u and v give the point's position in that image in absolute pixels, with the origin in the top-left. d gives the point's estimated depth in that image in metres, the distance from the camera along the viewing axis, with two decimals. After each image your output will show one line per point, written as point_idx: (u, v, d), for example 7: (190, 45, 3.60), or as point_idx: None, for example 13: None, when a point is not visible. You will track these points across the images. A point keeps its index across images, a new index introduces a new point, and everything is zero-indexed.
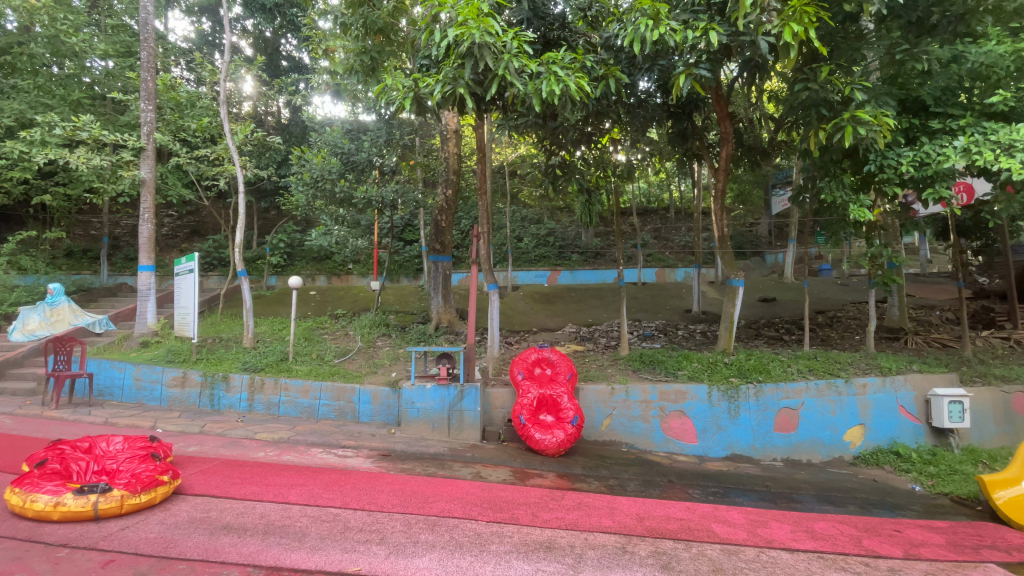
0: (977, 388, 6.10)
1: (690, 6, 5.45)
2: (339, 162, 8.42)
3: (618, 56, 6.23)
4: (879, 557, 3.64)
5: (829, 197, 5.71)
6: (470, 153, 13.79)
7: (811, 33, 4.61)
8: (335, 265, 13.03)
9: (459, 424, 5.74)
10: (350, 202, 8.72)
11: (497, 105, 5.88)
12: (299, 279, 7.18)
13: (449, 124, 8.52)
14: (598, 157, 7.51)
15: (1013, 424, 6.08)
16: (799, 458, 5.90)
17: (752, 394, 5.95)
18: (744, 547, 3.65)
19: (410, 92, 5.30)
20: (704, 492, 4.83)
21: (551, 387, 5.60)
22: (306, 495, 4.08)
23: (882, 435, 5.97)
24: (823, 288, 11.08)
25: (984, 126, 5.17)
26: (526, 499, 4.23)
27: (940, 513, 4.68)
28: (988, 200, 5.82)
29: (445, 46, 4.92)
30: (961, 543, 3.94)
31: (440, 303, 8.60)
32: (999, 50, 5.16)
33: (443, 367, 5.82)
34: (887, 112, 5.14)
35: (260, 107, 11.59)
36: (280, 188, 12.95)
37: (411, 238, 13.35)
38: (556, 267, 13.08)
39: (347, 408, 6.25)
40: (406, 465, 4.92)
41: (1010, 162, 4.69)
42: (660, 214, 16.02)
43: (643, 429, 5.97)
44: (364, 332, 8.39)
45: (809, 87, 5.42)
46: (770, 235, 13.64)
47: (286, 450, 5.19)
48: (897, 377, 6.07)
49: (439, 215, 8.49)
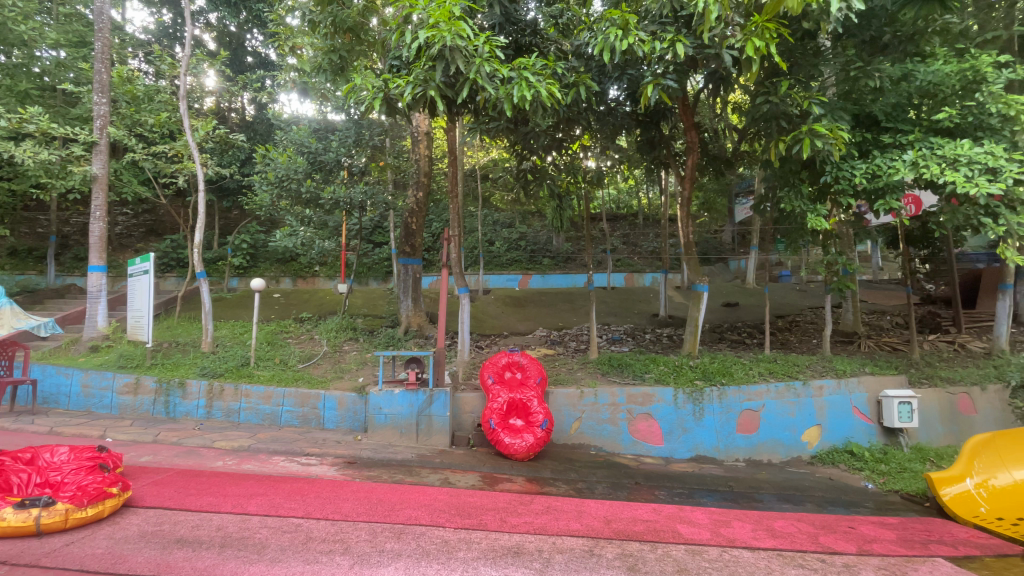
0: (925, 390, 6.43)
1: (657, 18, 5.57)
2: (305, 162, 8.22)
3: (589, 65, 6.23)
4: (835, 554, 3.78)
5: (788, 207, 5.97)
6: (441, 155, 13.74)
7: (771, 48, 4.76)
8: (301, 267, 12.74)
9: (427, 430, 5.66)
10: (316, 203, 8.50)
11: (469, 108, 5.85)
12: (261, 282, 6.92)
13: (420, 126, 8.42)
14: (568, 163, 7.63)
15: (958, 424, 6.43)
16: (759, 458, 6.09)
17: (715, 396, 6.11)
18: (708, 547, 3.73)
19: (380, 92, 5.27)
20: (670, 493, 4.91)
21: (522, 391, 5.59)
22: (266, 505, 3.94)
23: (838, 435, 6.22)
24: (782, 293, 11.50)
25: (931, 141, 5.46)
26: (494, 504, 4.21)
27: (891, 509, 4.90)
28: (933, 211, 6.17)
29: (416, 47, 4.85)
30: (911, 538, 4.13)
31: (409, 306, 8.48)
32: (946, 70, 5.51)
33: (412, 372, 5.74)
34: (842, 126, 5.35)
35: (223, 103, 11.22)
36: (243, 188, 12.56)
37: (381, 240, 13.17)
38: (527, 271, 13.14)
39: (311, 414, 6.08)
40: (372, 472, 4.81)
41: (954, 176, 4.98)
42: (629, 219, 16.34)
43: (611, 431, 6.05)
44: (330, 336, 8.20)
45: (770, 100, 5.61)
46: (733, 243, 14.11)
47: (246, 458, 5.01)
48: (852, 379, 6.35)
49: (408, 217, 8.33)
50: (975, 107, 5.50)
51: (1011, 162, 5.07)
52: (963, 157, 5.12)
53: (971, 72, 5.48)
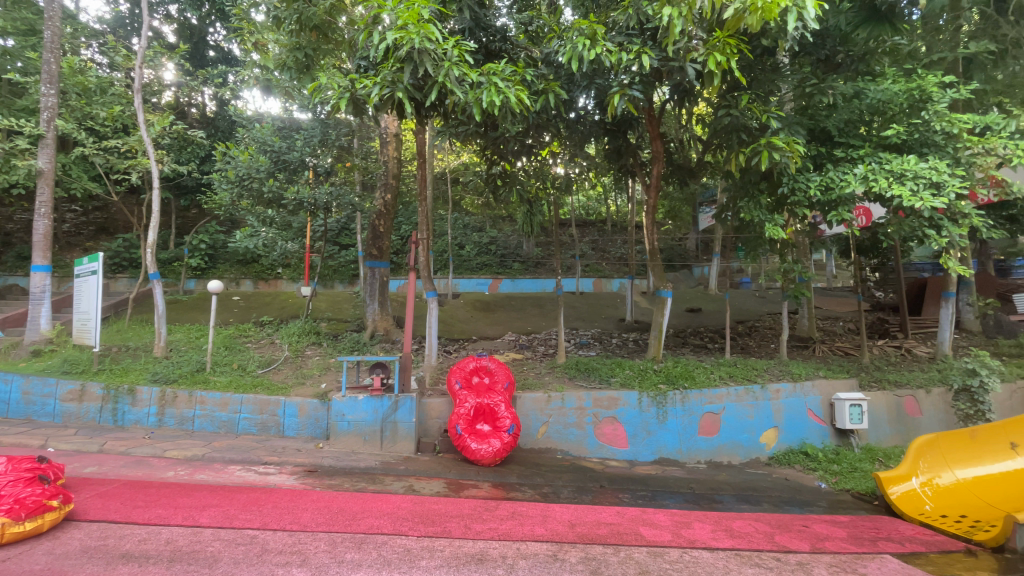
0: (874, 392, 6.75)
1: (624, 29, 5.67)
2: (268, 161, 7.98)
3: (558, 72, 6.29)
4: (789, 552, 3.91)
5: (748, 216, 6.17)
6: (410, 157, 13.61)
7: (731, 63, 4.93)
8: (262, 269, 12.38)
9: (392, 436, 5.57)
10: (279, 203, 8.28)
11: (438, 111, 5.82)
12: (220, 284, 6.66)
13: (389, 128, 8.32)
14: (537, 169, 7.69)
15: (904, 425, 6.75)
16: (720, 459, 6.25)
17: (678, 400, 6.24)
18: (669, 548, 3.79)
19: (346, 92, 5.19)
20: (634, 496, 4.98)
21: (489, 396, 5.56)
22: (219, 516, 3.78)
23: (794, 436, 6.45)
24: (742, 299, 11.90)
25: (880, 157, 5.74)
26: (459, 511, 4.17)
27: (843, 508, 5.10)
28: (882, 223, 6.49)
29: (383, 48, 4.79)
30: (860, 536, 4.32)
31: (376, 310, 8.32)
32: (894, 89, 5.80)
33: (376, 377, 5.65)
34: (798, 140, 5.58)
35: (181, 97, 10.79)
36: (202, 186, 12.13)
37: (348, 243, 12.95)
38: (497, 276, 13.15)
39: (270, 421, 5.88)
40: (333, 481, 4.69)
41: (901, 190, 5.25)
42: (598, 226, 16.59)
43: (577, 435, 6.10)
44: (292, 340, 7.98)
45: (731, 113, 5.81)
46: (697, 250, 14.52)
47: (199, 468, 4.80)
48: (806, 382, 6.61)
49: (376, 219, 8.20)
50: (921, 125, 5.82)
51: (953, 177, 5.38)
52: (909, 173, 5.40)
53: (918, 91, 5.80)
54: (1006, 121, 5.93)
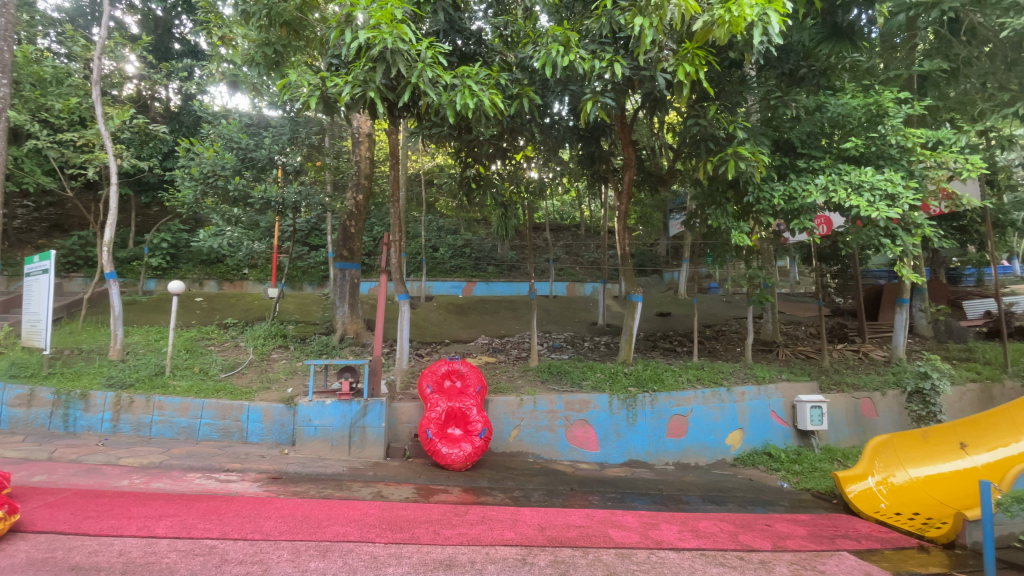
0: (833, 395, 7.00)
1: (597, 38, 5.74)
2: (235, 158, 7.78)
3: (533, 78, 6.34)
4: (753, 551, 4.01)
5: (715, 223, 6.35)
6: (384, 157, 13.48)
7: (700, 74, 5.06)
8: (228, 269, 12.04)
9: (361, 441, 5.47)
10: (246, 202, 8.08)
11: (411, 112, 5.78)
12: (181, 285, 6.42)
13: (361, 127, 8.22)
14: (512, 173, 7.74)
15: (862, 426, 7.01)
16: (687, 461, 6.37)
17: (648, 402, 6.33)
18: (637, 549, 3.84)
19: (317, 90, 5.11)
20: (604, 498, 5.03)
21: (460, 400, 5.52)
22: (176, 526, 3.64)
23: (758, 437, 6.63)
24: (710, 304, 12.21)
25: (839, 168, 5.96)
26: (428, 516, 4.12)
27: (804, 507, 5.26)
28: (841, 231, 6.73)
29: (355, 47, 4.73)
30: (819, 534, 4.47)
31: (346, 313, 8.18)
32: (852, 104, 6.03)
33: (345, 381, 5.54)
34: (763, 151, 5.77)
35: (144, 91, 10.41)
36: (165, 183, 11.73)
37: (318, 244, 12.75)
38: (471, 279, 13.15)
39: (233, 427, 5.70)
40: (299, 487, 4.57)
41: (859, 201, 5.48)
42: (572, 230, 16.76)
43: (549, 438, 6.12)
44: (257, 343, 7.77)
45: (700, 123, 5.97)
46: (668, 255, 14.83)
47: (156, 476, 4.61)
48: (770, 385, 6.81)
49: (347, 220, 8.07)
50: (877, 139, 6.07)
51: (906, 190, 5.64)
52: (866, 184, 5.63)
53: (875, 106, 6.00)
54: (956, 136, 6.22)
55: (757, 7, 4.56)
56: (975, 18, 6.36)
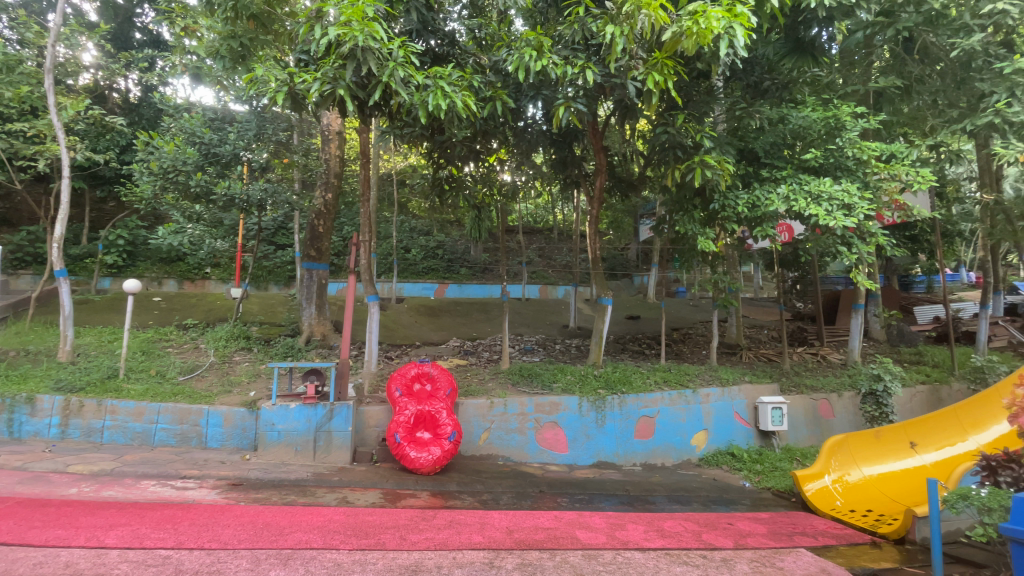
0: (793, 396, 7.26)
1: (570, 44, 5.82)
2: (197, 153, 7.54)
3: (506, 81, 6.38)
4: (715, 549, 4.11)
5: (682, 229, 6.51)
6: (355, 156, 13.30)
7: (668, 84, 5.17)
8: (189, 268, 11.65)
9: (326, 446, 5.36)
10: (208, 198, 7.82)
11: (382, 111, 5.72)
12: (137, 284, 6.15)
13: (331, 125, 8.08)
14: (484, 175, 7.75)
15: (819, 426, 7.28)
16: (654, 462, 6.48)
17: (616, 404, 6.43)
18: (603, 550, 3.88)
19: (284, 86, 5.02)
20: (572, 500, 5.06)
21: (430, 403, 5.46)
22: (128, 536, 3.48)
23: (721, 438, 6.81)
24: (678, 308, 12.49)
25: (799, 178, 6.19)
26: (394, 521, 4.06)
27: (765, 505, 5.42)
28: (802, 239, 6.99)
29: (325, 44, 4.65)
30: (779, 531, 4.62)
31: (313, 314, 8.00)
32: (812, 117, 6.28)
33: (311, 385, 5.42)
34: (728, 159, 5.93)
35: (101, 80, 9.97)
36: (123, 177, 11.24)
37: (285, 243, 12.48)
38: (443, 280, 13.09)
39: (191, 432, 5.50)
40: (260, 494, 4.44)
41: (817, 210, 5.68)
42: (545, 234, 16.92)
43: (518, 441, 6.14)
44: (218, 345, 7.51)
45: (668, 131, 6.13)
46: (638, 260, 15.12)
47: (107, 483, 4.39)
48: (733, 387, 7.00)
49: (315, 220, 7.91)
50: (835, 150, 6.32)
51: (862, 201, 5.86)
52: (824, 194, 5.85)
53: (833, 119, 6.27)
54: (908, 150, 6.52)
55: (724, 20, 4.70)
56: (928, 37, 6.78)
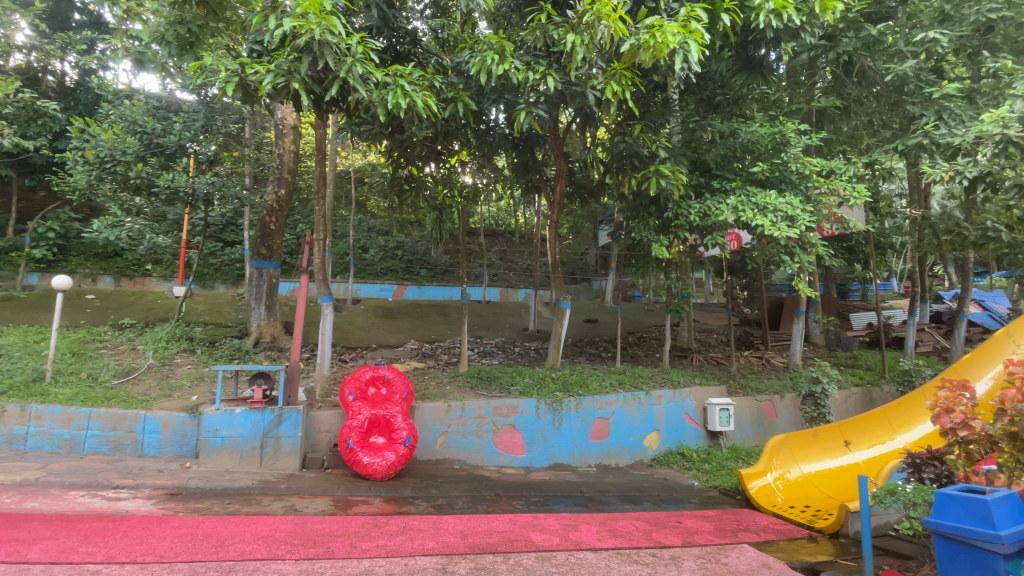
0: (739, 398, 7.58)
1: (532, 50, 5.87)
2: (138, 142, 7.06)
3: (468, 83, 6.40)
4: (664, 548, 4.23)
5: (638, 235, 6.71)
6: (311, 152, 12.95)
7: (626, 94, 5.31)
8: (127, 264, 11.01)
9: (274, 453, 5.15)
10: (149, 191, 7.39)
11: (340, 107, 5.60)
12: (68, 280, 5.72)
13: (285, 119, 7.81)
14: (445, 176, 7.70)
15: (763, 427, 7.64)
16: (608, 463, 6.61)
17: (572, 406, 6.52)
18: (556, 552, 3.92)
19: (235, 76, 4.83)
20: (527, 502, 5.09)
21: (385, 407, 5.35)
22: (53, 550, 3.23)
23: (672, 439, 7.03)
24: (634, 312, 12.83)
25: (747, 190, 6.48)
26: (345, 529, 3.96)
27: (712, 503, 5.62)
28: (749, 247, 7.31)
29: (280, 35, 4.49)
30: (724, 528, 4.81)
31: (262, 315, 7.70)
32: (760, 132, 6.60)
33: (258, 389, 5.22)
34: (682, 170, 6.15)
35: (33, 61, 9.27)
36: (55, 165, 10.47)
37: (233, 240, 12.00)
38: (402, 282, 12.91)
39: (126, 439, 5.17)
40: (201, 504, 4.22)
41: (763, 221, 5.96)
42: (506, 237, 17.00)
43: (475, 444, 6.12)
44: (158, 347, 7.09)
45: (626, 140, 6.32)
46: (596, 264, 15.43)
47: (30, 494, 4.06)
48: (684, 389, 7.23)
49: (267, 216, 7.62)
50: (780, 165, 6.65)
51: (804, 213, 6.18)
52: (770, 206, 6.14)
53: (779, 135, 6.60)
54: (846, 167, 6.93)
55: (679, 35, 4.88)
56: (865, 61, 7.18)
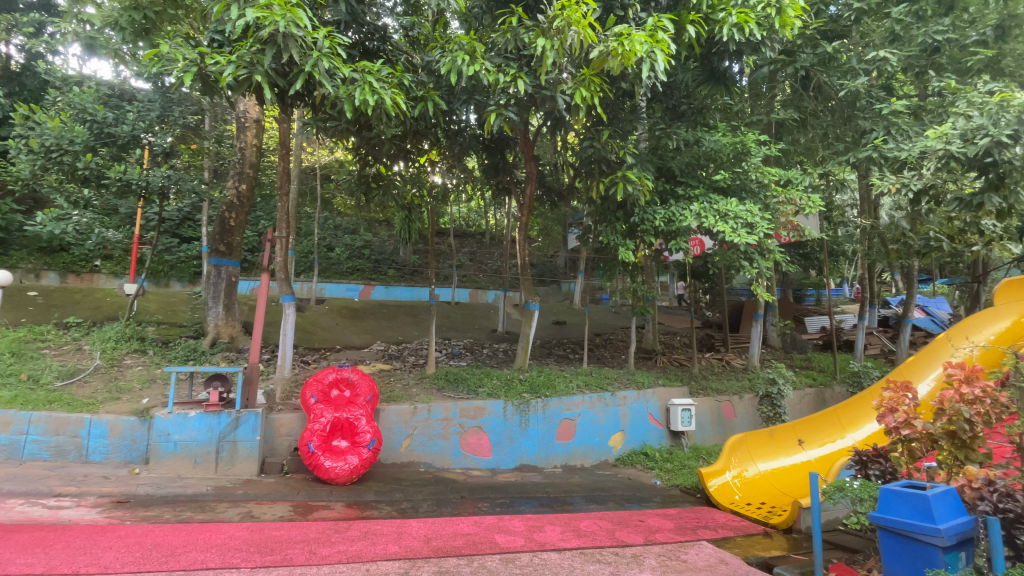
0: (700, 398, 7.81)
1: (502, 52, 5.88)
2: (87, 132, 6.73)
3: (438, 83, 6.39)
4: (626, 546, 4.30)
5: (606, 239, 6.83)
6: (274, 147, 12.59)
7: (595, 100, 5.39)
8: (74, 259, 10.45)
9: (230, 458, 4.98)
10: (98, 182, 7.01)
11: (305, 101, 5.48)
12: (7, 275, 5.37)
13: (248, 112, 7.57)
14: (414, 175, 7.63)
15: (722, 426, 7.88)
16: (573, 463, 6.69)
17: (539, 407, 6.56)
18: (520, 553, 3.93)
19: (193, 66, 4.65)
20: (492, 504, 5.08)
21: (349, 410, 5.26)
22: None
23: (636, 439, 7.16)
24: (601, 314, 13.03)
25: (710, 198, 6.67)
26: (304, 535, 3.86)
27: (673, 502, 5.76)
28: (711, 253, 7.52)
29: (242, 25, 4.35)
30: (684, 526, 4.93)
31: (220, 314, 7.44)
32: (723, 141, 6.80)
33: (214, 391, 5.03)
34: (648, 176, 6.29)
35: None
36: None
37: (190, 236, 11.55)
38: (369, 282, 12.70)
39: (69, 444, 4.89)
40: (150, 512, 4.03)
41: (724, 227, 6.15)
42: (476, 238, 16.97)
43: (441, 447, 6.08)
44: (106, 347, 6.73)
45: (595, 145, 6.43)
46: (566, 267, 15.58)
47: None
48: (648, 390, 7.38)
49: (226, 212, 7.37)
50: (741, 173, 6.89)
51: (763, 220, 6.40)
52: (731, 213, 6.35)
53: (740, 145, 6.83)
54: (802, 177, 7.23)
55: (646, 44, 4.99)
56: (821, 76, 7.53)
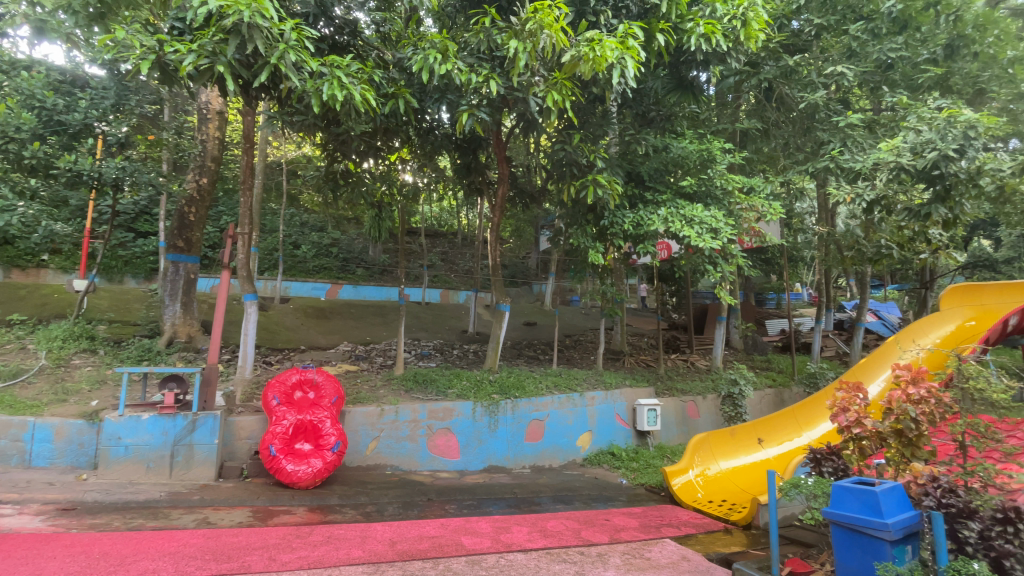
0: (666, 399, 7.98)
1: (475, 51, 5.87)
2: (34, 119, 6.25)
3: (410, 80, 6.33)
4: (591, 546, 4.36)
5: (576, 242, 6.91)
6: (238, 140, 12.21)
7: (566, 104, 5.42)
8: (18, 253, 9.86)
9: (186, 462, 4.80)
10: (47, 173, 6.64)
11: (271, 95, 5.34)
12: None
13: (210, 103, 7.31)
14: (384, 173, 7.51)
15: (687, 426, 8.07)
16: (542, 464, 6.73)
17: (509, 408, 6.57)
18: (486, 555, 3.93)
19: (150, 53, 4.46)
20: (459, 506, 5.06)
21: (313, 412, 5.14)
22: None
23: (603, 439, 7.26)
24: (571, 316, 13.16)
25: (677, 203, 6.82)
26: (263, 541, 3.75)
27: (638, 501, 5.86)
28: (677, 257, 7.69)
29: (204, 13, 4.18)
30: (648, 524, 5.03)
31: (177, 313, 7.16)
32: (690, 148, 6.97)
33: (168, 393, 4.79)
34: (618, 180, 6.40)
35: None
36: None
37: (147, 230, 11.07)
38: (337, 281, 12.46)
39: (9, 449, 4.61)
40: (98, 519, 3.84)
41: (690, 232, 6.30)
42: (448, 239, 16.87)
43: (409, 448, 6.02)
44: (52, 347, 6.38)
45: (566, 148, 6.51)
46: (537, 268, 15.67)
47: None
48: (616, 391, 7.50)
49: (185, 207, 7.10)
50: (707, 180, 7.08)
51: (727, 226, 6.59)
52: (696, 218, 6.52)
53: (706, 152, 7.02)
54: (764, 185, 7.48)
55: (616, 50, 5.09)
56: (783, 88, 7.81)
